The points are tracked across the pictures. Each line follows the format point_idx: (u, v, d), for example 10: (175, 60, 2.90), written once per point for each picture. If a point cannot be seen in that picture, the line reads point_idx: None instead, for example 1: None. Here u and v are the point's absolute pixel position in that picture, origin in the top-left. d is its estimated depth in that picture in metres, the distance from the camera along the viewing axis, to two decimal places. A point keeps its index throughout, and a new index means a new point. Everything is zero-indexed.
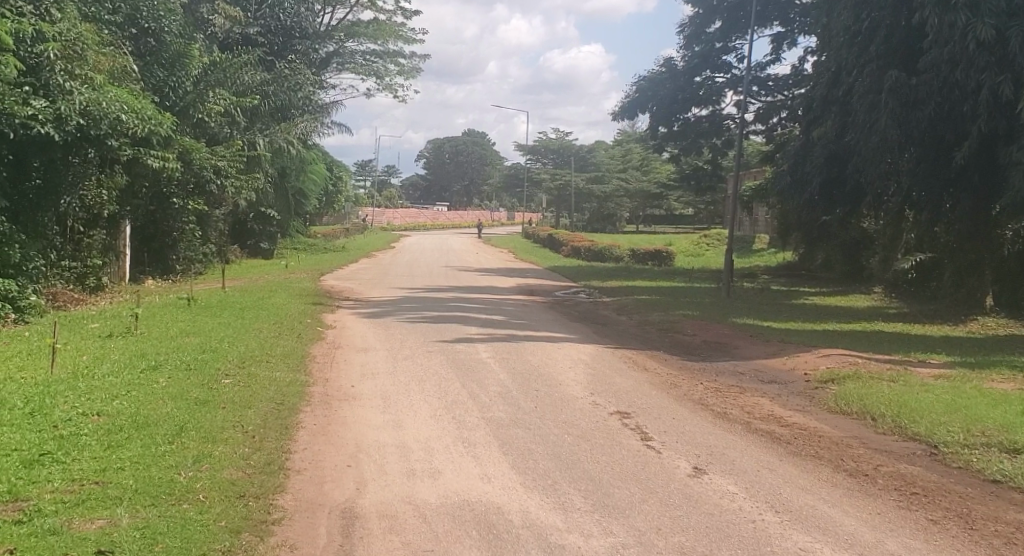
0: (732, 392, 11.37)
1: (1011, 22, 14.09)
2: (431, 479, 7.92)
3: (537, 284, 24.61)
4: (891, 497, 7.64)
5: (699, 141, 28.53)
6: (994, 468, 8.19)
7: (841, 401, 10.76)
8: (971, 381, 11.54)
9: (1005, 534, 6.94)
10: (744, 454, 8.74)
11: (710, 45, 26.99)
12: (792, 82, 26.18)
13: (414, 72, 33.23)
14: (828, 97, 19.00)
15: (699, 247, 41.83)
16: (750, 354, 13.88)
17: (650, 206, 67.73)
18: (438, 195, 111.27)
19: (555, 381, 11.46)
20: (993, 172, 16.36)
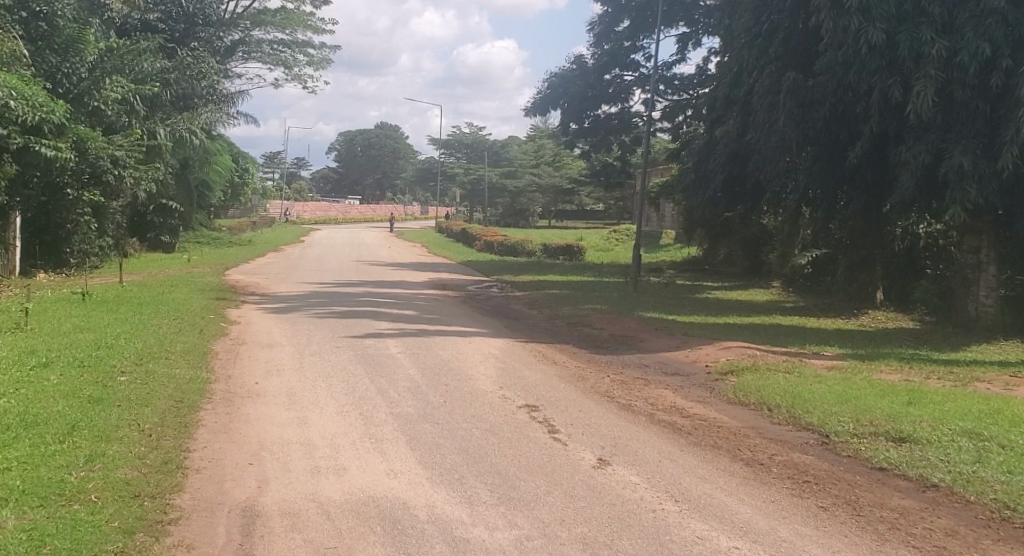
0: (637, 384, 11.59)
1: (900, 27, 14.61)
2: (335, 476, 7.88)
3: (448, 279, 24.61)
4: (785, 485, 7.92)
5: (609, 138, 28.92)
6: (882, 456, 8.54)
7: (740, 392, 11.09)
8: (861, 373, 12.00)
9: (889, 520, 7.23)
10: (647, 445, 8.94)
11: (619, 44, 27.37)
12: (697, 81, 26.74)
13: (323, 62, 32.77)
14: (730, 96, 19.51)
15: (608, 242, 42.37)
16: (656, 347, 14.18)
17: (562, 201, 68.38)
18: (349, 189, 110.17)
19: (464, 375, 11.52)
20: (883, 171, 17.03)
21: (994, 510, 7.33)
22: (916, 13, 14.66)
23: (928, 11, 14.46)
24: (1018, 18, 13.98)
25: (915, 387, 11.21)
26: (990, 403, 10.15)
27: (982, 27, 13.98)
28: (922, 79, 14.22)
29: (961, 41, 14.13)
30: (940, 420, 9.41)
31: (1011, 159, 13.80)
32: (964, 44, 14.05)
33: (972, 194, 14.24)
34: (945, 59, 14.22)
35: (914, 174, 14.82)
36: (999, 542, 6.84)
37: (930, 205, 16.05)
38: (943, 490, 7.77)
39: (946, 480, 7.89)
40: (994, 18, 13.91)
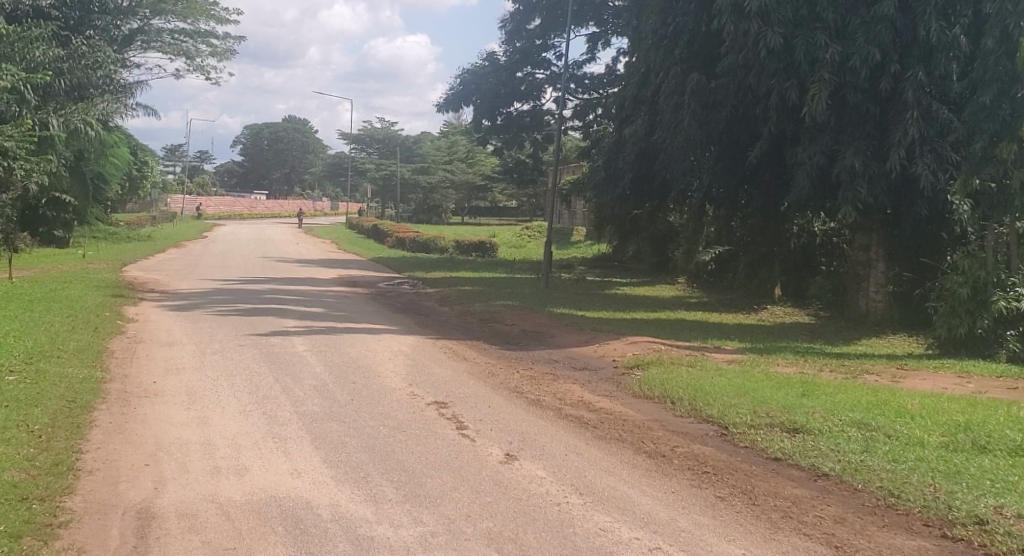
0: (545, 380, 11.71)
1: (797, 32, 15.08)
2: (236, 476, 7.77)
3: (357, 275, 24.41)
4: (684, 477, 8.09)
5: (521, 135, 29.06)
6: (776, 447, 8.78)
7: (645, 386, 11.30)
8: (760, 365, 12.40)
9: (782, 508, 7.34)
10: (553, 439, 9.04)
11: (529, 42, 27.45)
12: (606, 81, 27.08)
13: (227, 53, 32.11)
14: (638, 96, 19.84)
15: (520, 239, 42.60)
16: (565, 342, 14.33)
17: (475, 197, 68.52)
18: (257, 183, 108.22)
19: (372, 372, 11.46)
20: (782, 171, 17.56)
21: (880, 497, 7.41)
22: (811, 19, 15.15)
23: (823, 16, 14.97)
24: (905, 24, 14.59)
25: (809, 378, 11.62)
26: (878, 394, 10.57)
27: (872, 32, 14.57)
28: (817, 83, 14.68)
29: (853, 46, 14.68)
30: (832, 411, 9.74)
31: (899, 160, 14.41)
32: (855, 49, 14.61)
33: (863, 193, 14.83)
34: (838, 63, 14.75)
35: (810, 174, 15.30)
36: (884, 529, 6.86)
37: (824, 204, 16.63)
38: (833, 479, 7.92)
39: (836, 469, 8.04)
40: (883, 24, 14.50)
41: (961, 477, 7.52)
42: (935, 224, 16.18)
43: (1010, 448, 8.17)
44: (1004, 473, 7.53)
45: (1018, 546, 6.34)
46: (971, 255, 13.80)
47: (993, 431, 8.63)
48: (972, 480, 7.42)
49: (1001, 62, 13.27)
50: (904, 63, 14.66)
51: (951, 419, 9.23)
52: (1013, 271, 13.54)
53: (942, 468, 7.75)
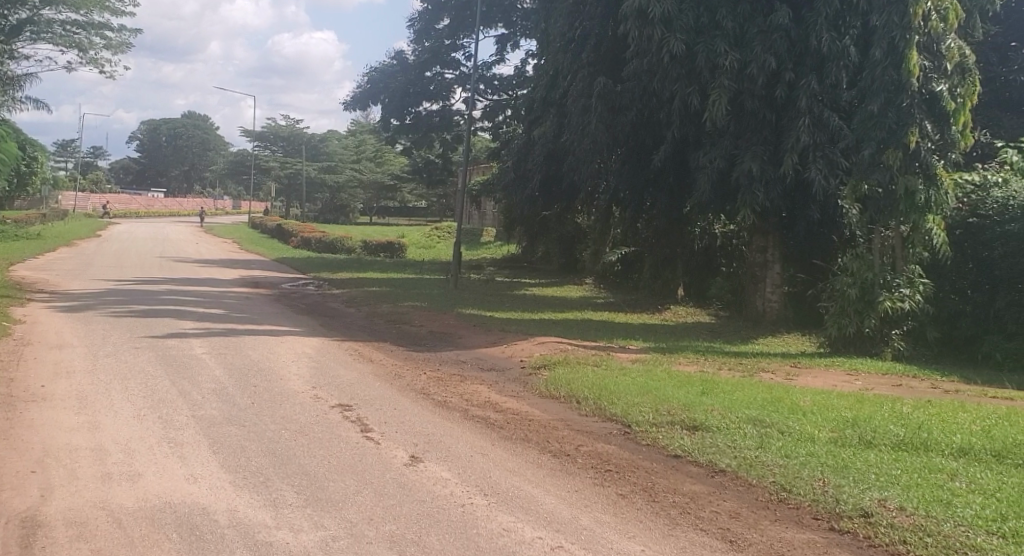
0: (453, 381, 11.70)
1: (698, 39, 15.42)
2: (129, 482, 7.55)
3: (261, 276, 23.94)
4: (587, 475, 8.18)
5: (430, 135, 28.93)
6: (677, 444, 8.95)
7: (551, 385, 11.38)
8: (663, 364, 12.63)
9: (681, 504, 7.48)
10: (458, 440, 9.03)
11: (439, 41, 27.34)
12: (516, 82, 27.13)
13: (123, 46, 31.14)
14: (546, 99, 19.96)
15: (429, 239, 42.46)
16: (472, 343, 14.34)
17: (383, 197, 68.00)
18: (156, 181, 105.30)
19: (275, 375, 11.26)
20: (685, 174, 17.90)
21: (773, 492, 7.62)
22: (711, 26, 15.45)
23: (722, 24, 15.33)
24: (800, 34, 15.08)
25: (710, 377, 11.87)
26: (774, 392, 10.88)
27: (768, 41, 15.03)
28: (717, 89, 14.99)
29: (750, 54, 15.10)
30: (729, 409, 9.97)
31: (794, 165, 14.87)
32: (753, 57, 15.00)
33: (760, 197, 15.28)
34: (737, 70, 15.12)
35: (711, 178, 15.66)
36: (776, 522, 7.06)
37: (724, 207, 17.06)
38: (730, 475, 8.11)
39: (732, 465, 8.24)
40: (779, 33, 14.97)
41: (848, 471, 7.79)
42: (828, 228, 16.74)
43: (894, 443, 8.49)
44: (888, 466, 7.82)
45: (899, 537, 6.55)
46: (860, 257, 14.29)
47: (879, 426, 8.97)
48: (859, 474, 7.70)
49: (888, 72, 13.80)
50: (798, 72, 15.14)
51: (840, 415, 9.56)
52: (898, 272, 14.11)
53: (830, 463, 8.02)
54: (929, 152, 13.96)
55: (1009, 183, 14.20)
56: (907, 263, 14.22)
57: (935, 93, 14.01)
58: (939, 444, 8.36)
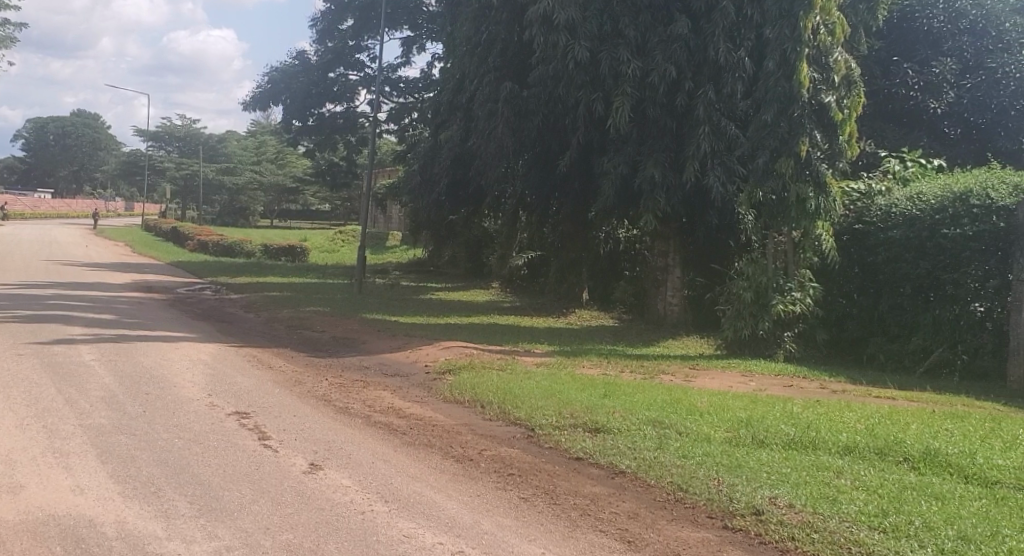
0: (355, 387, 11.56)
1: (602, 46, 15.56)
2: (10, 495, 7.24)
3: (156, 280, 23.27)
4: (490, 479, 8.15)
5: (334, 137, 28.60)
6: (579, 446, 9.02)
7: (456, 390, 11.34)
8: (567, 367, 12.73)
9: (581, 507, 7.52)
10: (360, 447, 8.90)
11: (342, 42, 26.98)
12: (421, 86, 27.00)
13: (7, 41, 29.95)
14: (452, 102, 19.90)
15: (332, 243, 41.94)
16: (377, 348, 14.19)
17: (285, 200, 66.88)
18: (45, 182, 101.40)
19: (169, 382, 10.95)
20: (590, 179, 18.10)
21: (670, 492, 7.74)
22: (614, 34, 15.62)
23: (625, 32, 15.52)
24: (698, 44, 15.38)
25: (613, 380, 11.97)
26: (672, 393, 11.06)
27: (669, 51, 15.29)
28: (620, 96, 15.21)
29: (652, 63, 15.35)
30: (630, 411, 10.09)
31: (693, 172, 15.18)
32: (654, 66, 15.26)
33: (662, 202, 15.56)
34: (639, 79, 15.36)
35: (615, 183, 15.90)
36: (673, 522, 7.17)
37: (626, 212, 17.32)
38: (629, 476, 8.21)
39: (632, 466, 8.34)
40: (678, 43, 15.25)
41: (742, 470, 7.97)
42: (725, 234, 17.13)
43: (784, 442, 8.74)
44: (779, 465, 8.04)
45: (788, 534, 6.72)
46: (755, 262, 14.70)
47: (771, 426, 9.20)
48: (752, 472, 7.89)
49: (781, 83, 14.20)
50: (698, 81, 15.45)
51: (735, 415, 9.77)
52: (789, 276, 14.55)
53: (725, 462, 8.19)
54: (819, 161, 14.40)
55: (892, 192, 14.74)
56: (798, 267, 14.65)
57: (823, 104, 14.45)
58: (827, 443, 8.61)
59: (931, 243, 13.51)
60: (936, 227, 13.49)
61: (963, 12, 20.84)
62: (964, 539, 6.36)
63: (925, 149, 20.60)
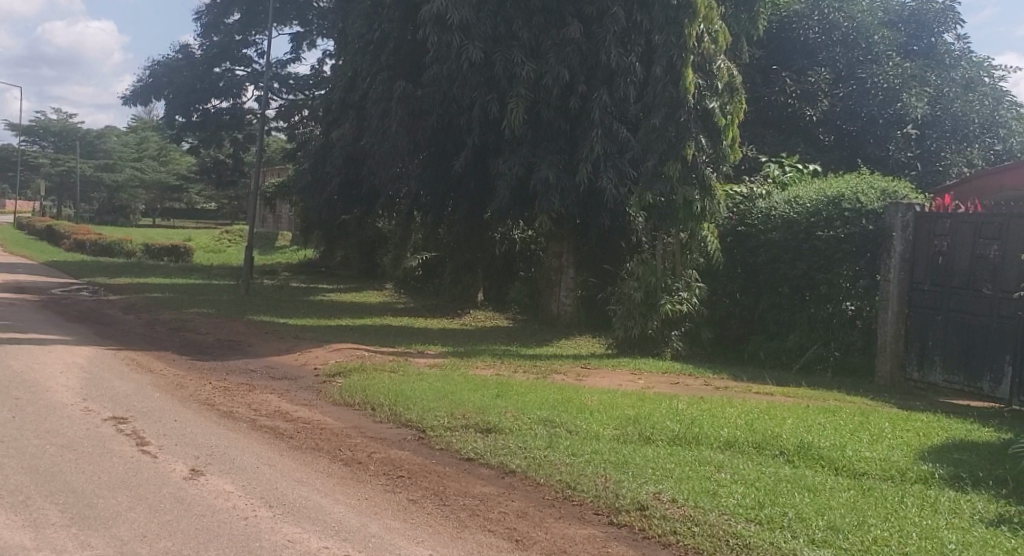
0: (240, 390, 11.30)
1: (496, 48, 15.59)
2: None
3: (30, 281, 22.29)
4: (379, 482, 8.05)
5: (220, 134, 27.91)
6: (470, 446, 9.00)
7: (345, 393, 11.20)
8: (459, 368, 12.70)
9: (470, 507, 7.50)
10: (244, 452, 8.70)
11: (229, 36, 26.28)
12: (312, 83, 26.59)
13: None
14: (345, 100, 19.65)
15: (218, 243, 41.00)
16: (264, 351, 13.89)
17: (169, 197, 65.04)
18: None
19: (40, 387, 10.49)
20: (484, 180, 18.14)
21: (558, 490, 7.80)
22: (508, 36, 15.68)
23: (518, 35, 15.59)
24: (590, 48, 15.58)
25: (505, 380, 12.02)
26: (563, 393, 11.14)
27: (561, 54, 15.45)
28: (514, 98, 15.30)
29: (545, 66, 15.47)
30: (522, 410, 10.14)
31: (586, 174, 15.38)
32: (548, 69, 15.39)
33: (556, 204, 15.70)
34: (533, 81, 15.48)
35: (509, 184, 15.97)
36: (560, 520, 7.21)
37: (521, 213, 17.38)
38: (519, 475, 8.23)
39: (522, 466, 8.36)
40: (571, 47, 15.43)
41: (628, 467, 8.09)
42: (615, 235, 17.38)
43: (669, 438, 8.91)
44: (663, 461, 8.19)
45: (671, 528, 6.84)
46: (644, 263, 14.99)
47: (656, 422, 9.38)
48: (637, 469, 8.01)
49: (668, 88, 14.50)
50: (590, 85, 15.65)
51: (622, 413, 9.91)
52: (677, 277, 14.88)
53: (612, 459, 8.31)
54: (705, 165, 14.75)
55: (772, 195, 15.20)
56: (685, 268, 14.96)
57: (708, 110, 14.81)
58: (710, 438, 8.82)
59: (808, 245, 13.97)
60: (812, 229, 13.96)
61: (836, 24, 21.91)
62: (833, 529, 6.57)
63: (801, 155, 21.19)
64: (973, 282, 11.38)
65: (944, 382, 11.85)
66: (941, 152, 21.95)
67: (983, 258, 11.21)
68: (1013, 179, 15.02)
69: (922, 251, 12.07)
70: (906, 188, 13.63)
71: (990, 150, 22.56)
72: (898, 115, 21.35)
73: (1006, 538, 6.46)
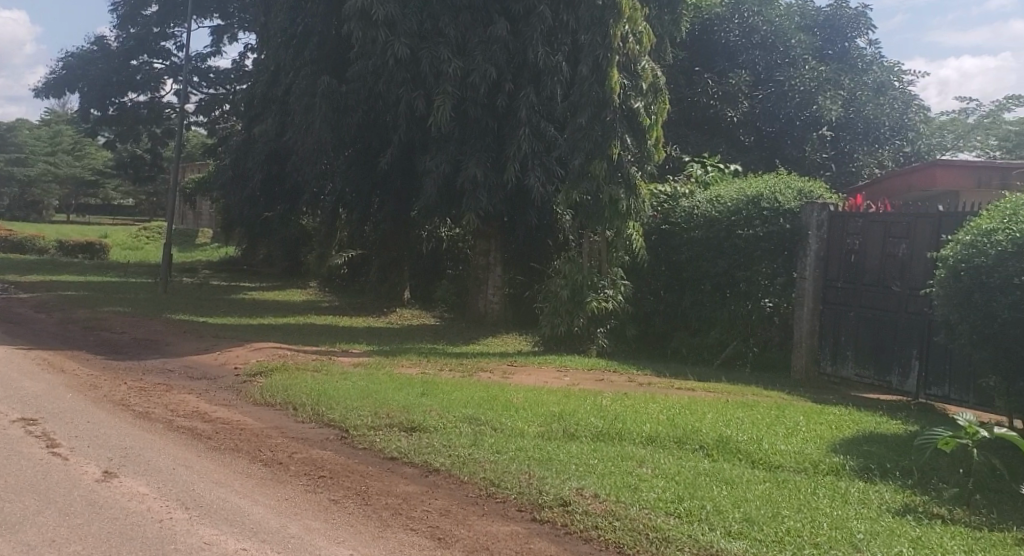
0: (157, 390, 11.05)
1: (422, 44, 15.50)
2: None
3: None
4: (299, 482, 7.94)
5: (137, 128, 27.28)
6: (394, 445, 8.94)
7: (265, 393, 11.03)
8: (384, 367, 12.61)
9: (393, 506, 7.45)
10: (159, 453, 8.51)
11: (146, 28, 25.58)
12: (233, 77, 26.13)
13: None
14: (267, 95, 19.35)
15: (136, 240, 40.08)
16: (183, 350, 13.61)
17: (84, 192, 63.34)
18: None
19: None
20: (411, 176, 18.04)
21: (482, 487, 7.79)
22: (434, 32, 15.60)
23: (445, 32, 15.52)
24: (517, 47, 15.60)
25: (430, 378, 11.99)
26: (490, 390, 11.16)
27: (488, 52, 15.44)
28: (441, 95, 15.24)
29: (471, 63, 15.45)
30: (447, 408, 10.12)
31: (513, 172, 15.41)
32: (474, 66, 15.37)
33: (483, 202, 15.70)
34: (459, 78, 15.45)
35: (436, 181, 15.91)
36: (483, 517, 7.22)
37: (448, 211, 17.34)
38: (443, 473, 8.21)
39: (445, 464, 8.33)
40: (497, 45, 15.43)
41: (551, 463, 8.13)
42: (542, 233, 17.45)
43: (593, 434, 8.99)
44: (586, 456, 8.25)
45: (593, 523, 6.89)
46: (570, 260, 15.08)
47: (581, 419, 9.44)
48: (561, 465, 8.06)
49: (594, 88, 14.62)
50: (517, 83, 15.68)
51: (547, 410, 9.95)
52: (603, 274, 15.00)
53: (536, 455, 8.35)
54: (630, 164, 14.89)
55: (695, 195, 15.42)
56: (611, 266, 15.10)
57: (633, 110, 14.97)
58: (633, 433, 8.92)
59: (729, 243, 14.22)
60: (732, 228, 14.20)
61: (755, 27, 22.28)
62: (749, 521, 6.70)
63: (723, 155, 21.56)
64: (884, 280, 11.70)
65: (856, 376, 12.19)
66: (852, 154, 22.83)
67: (893, 256, 11.53)
68: (920, 180, 15.42)
69: (838, 249, 12.38)
70: (822, 188, 13.94)
71: (900, 153, 23.44)
72: (814, 118, 22.00)
73: (911, 527, 6.66)
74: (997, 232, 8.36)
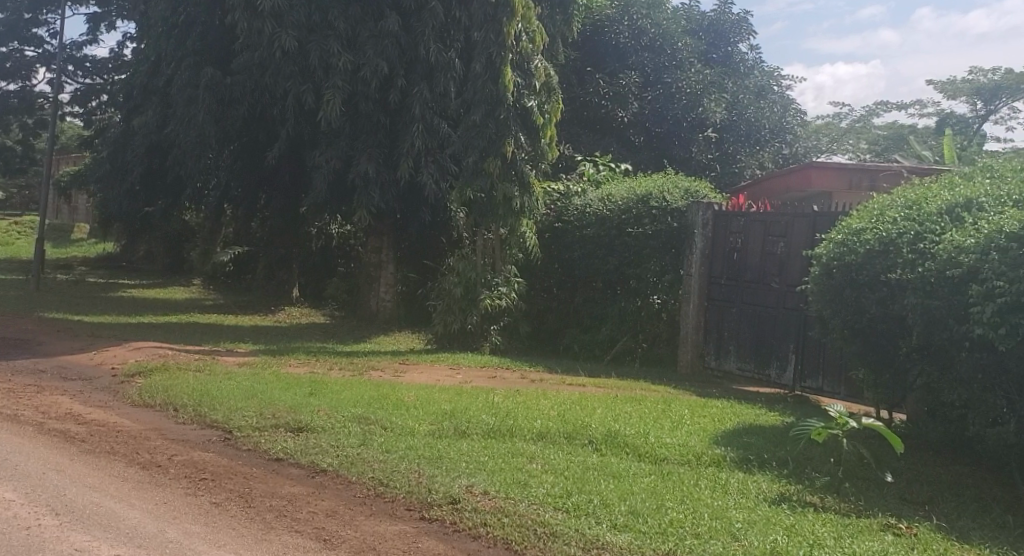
0: (27, 392, 10.55)
1: (310, 37, 15.17)
2: None
3: None
4: (179, 486, 7.68)
5: (7, 117, 26.01)
6: (280, 446, 8.73)
7: (145, 393, 10.65)
8: (270, 366, 12.34)
9: (278, 508, 7.27)
10: (28, 458, 8.10)
11: (17, 14, 24.32)
12: (111, 67, 25.17)
13: None
14: (148, 86, 18.68)
15: (7, 235, 38.31)
16: (57, 350, 13.04)
17: None
18: None
19: None
20: (300, 171, 17.69)
21: (370, 487, 7.69)
22: (323, 25, 15.28)
23: (334, 25, 15.21)
24: (408, 42, 15.47)
25: (318, 377, 11.78)
26: (380, 389, 11.02)
27: (379, 46, 15.24)
28: (331, 89, 14.98)
29: (362, 57, 15.22)
30: (336, 408, 9.95)
31: (406, 169, 15.29)
32: (365, 61, 15.15)
33: (375, 198, 15.51)
34: (350, 72, 15.20)
35: (326, 177, 15.66)
36: (371, 517, 7.12)
37: (340, 207, 17.08)
38: (330, 474, 8.05)
39: (333, 464, 8.18)
40: (389, 40, 15.24)
41: (441, 462, 8.07)
42: (435, 230, 17.36)
43: (484, 432, 8.96)
44: (476, 454, 8.23)
45: (481, 520, 6.87)
46: (464, 258, 15.04)
47: (472, 417, 9.40)
48: (451, 463, 8.01)
49: (487, 85, 14.61)
50: (409, 79, 15.54)
51: (438, 409, 9.89)
52: (496, 272, 15.00)
53: (425, 454, 8.28)
54: (523, 162, 14.93)
55: (586, 193, 15.57)
56: (505, 263, 15.11)
57: (526, 108, 14.95)
58: (523, 429, 8.94)
59: (619, 240, 14.41)
60: (622, 226, 14.39)
61: (644, 29, 22.67)
62: (634, 513, 6.80)
63: (613, 155, 21.86)
64: (764, 277, 12.02)
65: (738, 370, 12.52)
66: (735, 155, 23.30)
67: (772, 254, 11.87)
68: (797, 181, 15.89)
69: (723, 247, 12.68)
70: (706, 187, 14.24)
71: (780, 155, 24.27)
72: (699, 120, 22.53)
73: (786, 515, 6.86)
74: (866, 231, 8.68)
